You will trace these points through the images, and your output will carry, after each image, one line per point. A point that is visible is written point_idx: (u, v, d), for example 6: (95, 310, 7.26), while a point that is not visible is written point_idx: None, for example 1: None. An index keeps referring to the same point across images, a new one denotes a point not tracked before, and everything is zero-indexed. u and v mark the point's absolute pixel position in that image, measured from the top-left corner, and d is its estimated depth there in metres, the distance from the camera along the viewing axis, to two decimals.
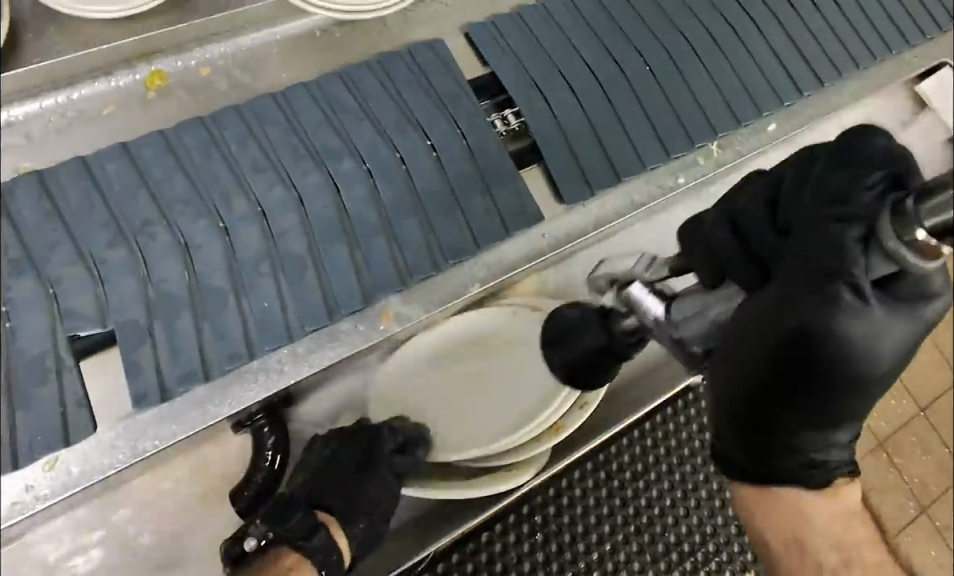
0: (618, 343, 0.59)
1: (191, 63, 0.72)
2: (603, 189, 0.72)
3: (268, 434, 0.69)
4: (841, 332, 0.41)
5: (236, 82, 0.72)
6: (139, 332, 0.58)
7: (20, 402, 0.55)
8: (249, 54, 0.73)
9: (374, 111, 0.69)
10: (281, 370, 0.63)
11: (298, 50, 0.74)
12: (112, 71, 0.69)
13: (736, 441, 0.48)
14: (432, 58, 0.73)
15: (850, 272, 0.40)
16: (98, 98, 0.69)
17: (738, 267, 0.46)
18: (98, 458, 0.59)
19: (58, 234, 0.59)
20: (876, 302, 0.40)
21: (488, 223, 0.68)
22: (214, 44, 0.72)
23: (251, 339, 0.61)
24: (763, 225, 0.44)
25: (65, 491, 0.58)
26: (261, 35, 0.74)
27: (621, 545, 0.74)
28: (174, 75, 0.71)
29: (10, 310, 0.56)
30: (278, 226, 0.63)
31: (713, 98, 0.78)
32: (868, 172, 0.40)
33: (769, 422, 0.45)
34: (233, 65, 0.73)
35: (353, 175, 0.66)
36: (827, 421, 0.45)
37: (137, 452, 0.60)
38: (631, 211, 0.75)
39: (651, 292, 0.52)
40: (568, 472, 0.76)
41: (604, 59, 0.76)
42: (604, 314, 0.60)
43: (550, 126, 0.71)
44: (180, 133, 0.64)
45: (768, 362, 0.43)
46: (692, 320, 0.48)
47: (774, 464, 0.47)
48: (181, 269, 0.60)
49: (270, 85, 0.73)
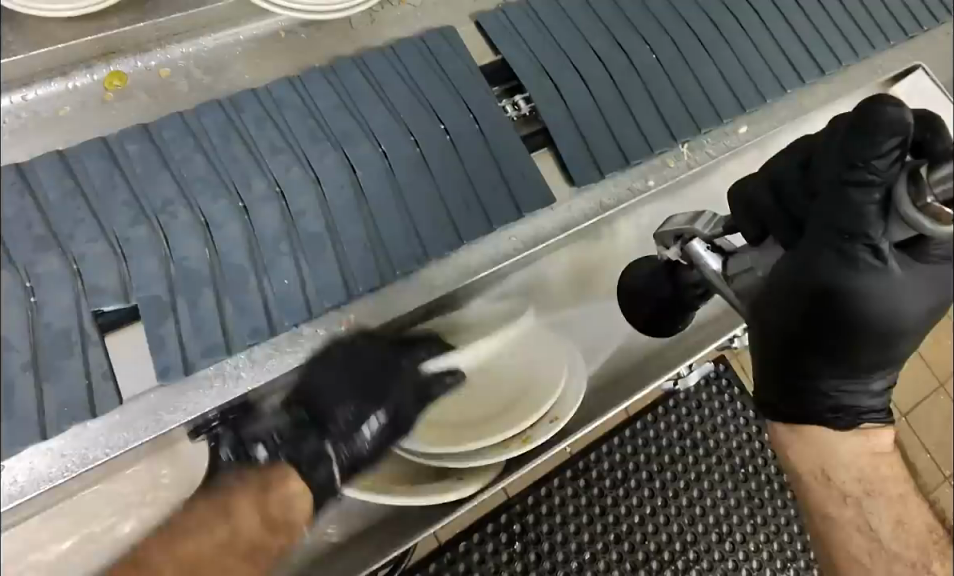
0: (686, 294, 0.64)
1: (151, 63, 0.70)
2: (613, 170, 0.74)
3: (224, 442, 0.62)
4: (863, 289, 0.47)
5: (197, 83, 0.70)
6: (164, 308, 0.60)
7: (48, 375, 0.57)
8: (212, 56, 0.71)
9: (389, 94, 0.71)
10: (236, 375, 0.63)
11: (263, 52, 0.73)
12: (69, 72, 0.67)
13: (774, 379, 0.54)
14: (444, 45, 0.75)
15: (869, 235, 0.46)
16: (54, 99, 0.66)
17: (780, 220, 0.53)
18: (44, 467, 0.57)
19: (84, 213, 0.60)
20: (896, 263, 0.47)
21: (502, 199, 0.70)
22: (176, 46, 0.71)
23: (273, 315, 0.63)
24: (797, 186, 0.52)
25: (9, 502, 0.56)
26: (220, 36, 0.72)
27: (600, 553, 0.73)
28: (133, 76, 0.69)
29: (36, 285, 0.58)
30: (297, 206, 0.65)
31: (715, 81, 0.80)
32: (883, 138, 0.44)
33: (792, 361, 0.52)
34: (195, 66, 0.71)
35: (370, 158, 0.68)
36: (845, 363, 0.50)
37: (86, 461, 0.58)
38: (597, 214, 0.75)
39: (711, 252, 0.56)
40: (547, 480, 0.75)
41: (611, 48, 0.78)
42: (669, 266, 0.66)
43: (559, 109, 0.74)
44: (198, 115, 0.66)
45: (798, 320, 0.50)
46: (744, 275, 0.54)
47: (804, 405, 0.54)
48: (203, 244, 0.62)
49: (231, 86, 0.71)
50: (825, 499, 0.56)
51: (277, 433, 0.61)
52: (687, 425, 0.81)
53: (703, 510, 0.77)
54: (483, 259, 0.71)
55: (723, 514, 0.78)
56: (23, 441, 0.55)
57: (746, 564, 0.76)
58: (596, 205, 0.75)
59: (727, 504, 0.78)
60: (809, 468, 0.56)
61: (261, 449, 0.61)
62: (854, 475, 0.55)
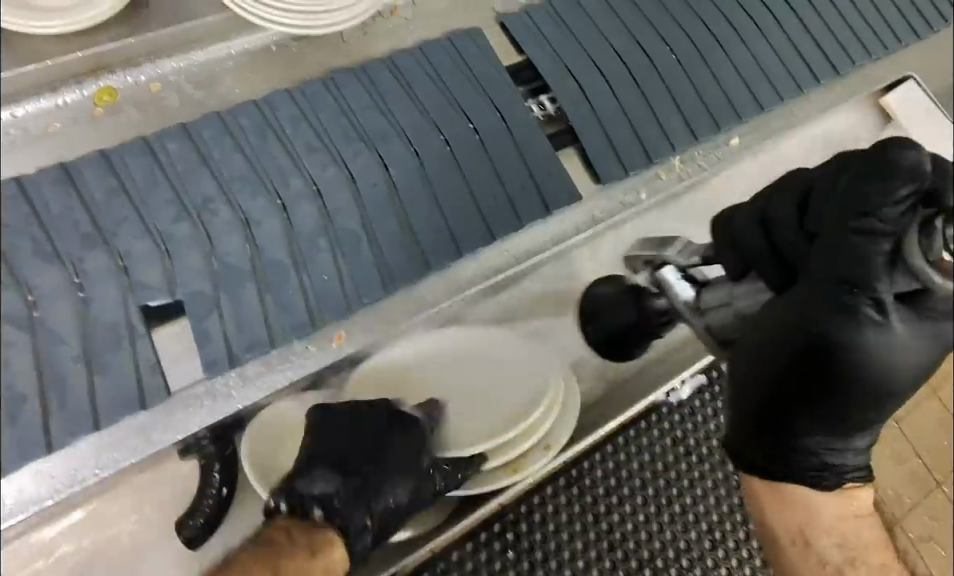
0: (651, 319, 0.67)
1: (141, 79, 0.70)
2: (635, 169, 0.76)
3: (214, 463, 0.62)
4: (863, 346, 0.46)
5: (187, 98, 0.70)
6: (208, 301, 0.62)
7: (98, 367, 0.58)
8: (202, 70, 0.72)
9: (420, 95, 0.73)
10: (226, 395, 0.62)
11: (250, 69, 0.73)
12: (58, 87, 0.67)
13: (758, 437, 0.52)
14: (474, 48, 0.77)
15: (875, 289, 0.45)
16: (42, 116, 0.66)
17: (768, 263, 0.51)
18: (31, 489, 0.57)
19: (128, 211, 0.62)
20: (897, 319, 0.46)
21: (532, 203, 0.72)
22: (167, 60, 0.71)
23: (313, 309, 0.64)
24: (791, 229, 0.50)
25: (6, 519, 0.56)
26: (211, 50, 0.72)
27: (595, 560, 0.68)
28: (123, 91, 0.69)
29: (85, 280, 0.59)
30: (333, 204, 0.67)
31: (735, 82, 0.82)
32: (898, 185, 0.43)
33: (782, 419, 0.50)
34: (185, 80, 0.71)
35: (404, 156, 0.70)
36: (836, 422, 0.49)
37: (73, 482, 0.58)
38: (589, 227, 0.75)
39: (683, 281, 0.60)
40: (540, 488, 0.69)
41: (632, 47, 0.80)
42: (637, 292, 0.69)
43: (584, 108, 0.75)
44: (235, 114, 0.68)
45: (793, 368, 0.48)
46: (718, 310, 0.55)
47: (789, 463, 0.52)
48: (244, 241, 0.64)
49: (221, 102, 0.71)
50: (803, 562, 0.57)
51: (335, 495, 0.58)
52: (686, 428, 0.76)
53: (698, 518, 0.72)
54: (474, 274, 0.71)
55: (716, 519, 0.72)
56: (78, 433, 0.56)
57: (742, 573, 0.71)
58: (588, 217, 0.75)
59: (719, 510, 0.72)
60: (788, 526, 0.58)
61: (319, 508, 0.57)
62: (835, 540, 0.56)
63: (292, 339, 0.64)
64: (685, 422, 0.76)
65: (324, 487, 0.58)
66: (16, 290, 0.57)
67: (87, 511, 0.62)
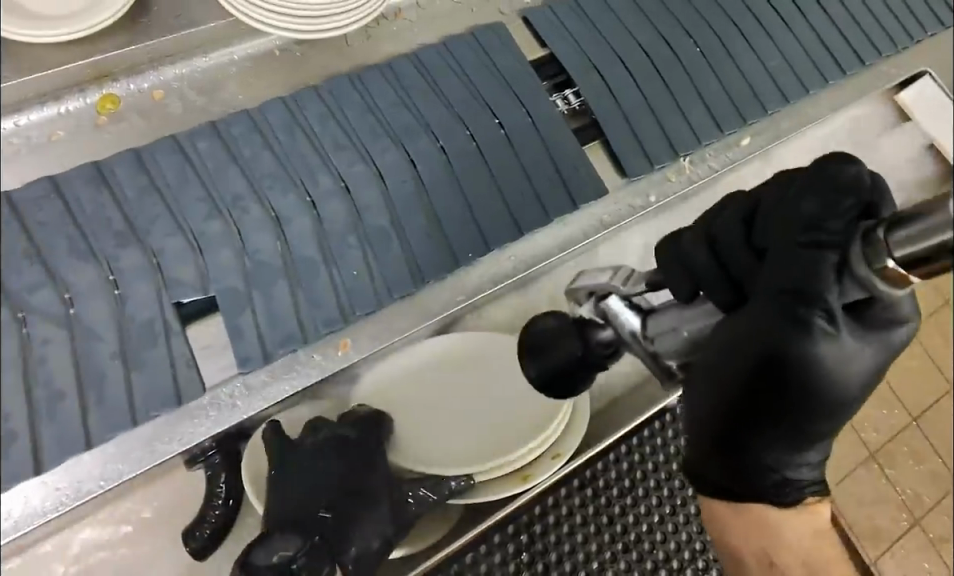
0: (595, 359, 0.49)
1: (144, 86, 0.69)
2: (662, 163, 0.75)
3: (222, 474, 0.62)
4: (817, 359, 0.39)
5: (190, 105, 0.69)
6: (240, 299, 0.61)
7: (135, 363, 0.58)
8: (206, 77, 0.71)
9: (447, 91, 0.73)
10: (232, 404, 0.61)
11: (254, 74, 0.72)
12: (61, 95, 0.67)
13: (712, 457, 0.45)
14: (500, 45, 0.76)
15: (825, 299, 0.38)
16: (46, 125, 0.66)
17: (717, 283, 0.43)
18: (39, 501, 0.56)
19: (160, 209, 0.62)
20: (847, 330, 0.39)
21: (561, 200, 0.71)
22: (169, 68, 0.70)
23: (345, 305, 0.64)
24: (738, 245, 0.42)
25: (4, 538, 0.55)
26: (214, 56, 0.72)
27: (608, 562, 0.64)
28: (126, 99, 0.68)
29: (120, 279, 0.59)
30: (361, 201, 0.66)
31: (760, 74, 0.81)
32: (844, 199, 0.38)
33: (736, 439, 0.43)
34: (189, 87, 0.70)
35: (429, 152, 0.69)
36: (794, 437, 0.43)
37: (81, 493, 0.57)
38: (599, 232, 0.73)
39: (629, 308, 0.48)
40: (554, 489, 0.66)
41: (657, 42, 0.80)
42: (581, 322, 0.50)
43: (610, 104, 0.75)
44: (263, 112, 0.68)
45: (744, 390, 0.41)
46: (666, 336, 0.45)
47: (747, 483, 0.45)
48: (275, 239, 0.63)
49: (224, 108, 0.70)
50: None
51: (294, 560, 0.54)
52: None
53: None
54: (481, 279, 0.70)
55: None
56: (118, 429, 0.56)
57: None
58: (596, 222, 0.73)
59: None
60: (752, 547, 0.53)
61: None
62: (798, 558, 0.51)
63: (324, 334, 0.63)
64: None
65: (283, 553, 0.54)
66: (51, 286, 0.57)
67: (116, 512, 0.62)
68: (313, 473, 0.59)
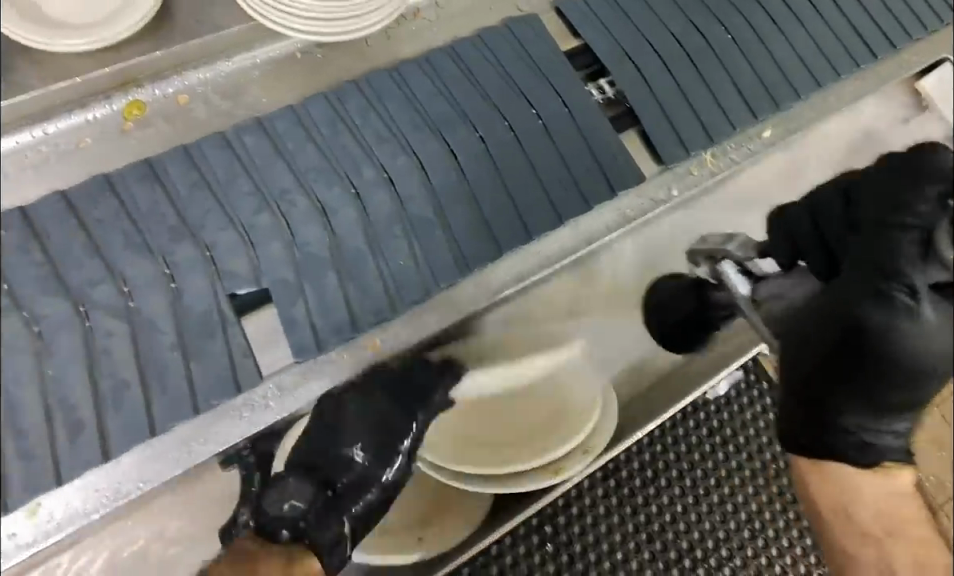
0: (709, 314, 0.69)
1: (170, 91, 0.71)
2: (698, 149, 0.76)
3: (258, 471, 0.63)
4: (897, 331, 0.46)
5: (215, 109, 0.71)
6: (292, 291, 0.63)
7: (194, 354, 0.60)
8: (230, 82, 0.72)
9: (487, 83, 0.74)
10: (265, 403, 0.62)
11: (277, 76, 0.73)
12: (88, 103, 0.68)
13: (797, 415, 0.52)
14: (535, 36, 0.78)
15: (907, 276, 0.46)
16: (75, 132, 0.67)
17: (815, 249, 0.52)
18: (80, 503, 0.57)
19: (211, 203, 0.64)
20: (931, 308, 0.46)
21: (600, 187, 0.72)
22: (192, 72, 0.71)
23: (393, 294, 0.65)
24: (835, 219, 0.51)
25: (49, 538, 0.57)
26: (237, 60, 0.73)
27: (633, 553, 0.66)
28: (152, 104, 0.70)
29: (176, 272, 0.61)
30: (406, 191, 0.68)
31: (791, 58, 0.82)
32: (934, 182, 0.45)
33: (821, 397, 0.50)
34: (213, 91, 0.72)
35: (469, 142, 0.71)
36: (872, 402, 0.49)
37: (121, 494, 0.58)
38: (623, 226, 0.74)
39: (743, 279, 0.60)
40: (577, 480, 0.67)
41: (689, 30, 0.81)
42: (702, 283, 0.68)
43: (644, 92, 0.76)
44: (306, 106, 0.70)
45: (830, 348, 0.48)
46: (774, 298, 0.56)
47: (828, 445, 0.51)
48: (321, 230, 0.65)
49: (248, 111, 0.71)
50: (845, 542, 0.54)
51: (301, 516, 0.58)
52: (726, 416, 0.73)
53: (735, 507, 0.69)
54: (505, 279, 0.70)
55: (756, 509, 0.69)
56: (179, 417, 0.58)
57: (780, 562, 0.67)
58: (618, 217, 0.74)
59: (758, 500, 0.69)
60: (829, 502, 0.54)
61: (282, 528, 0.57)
62: (870, 511, 0.52)
63: (374, 324, 0.65)
64: (725, 411, 0.73)
65: (295, 504, 0.58)
66: (111, 281, 0.59)
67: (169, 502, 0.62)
68: (337, 431, 0.63)
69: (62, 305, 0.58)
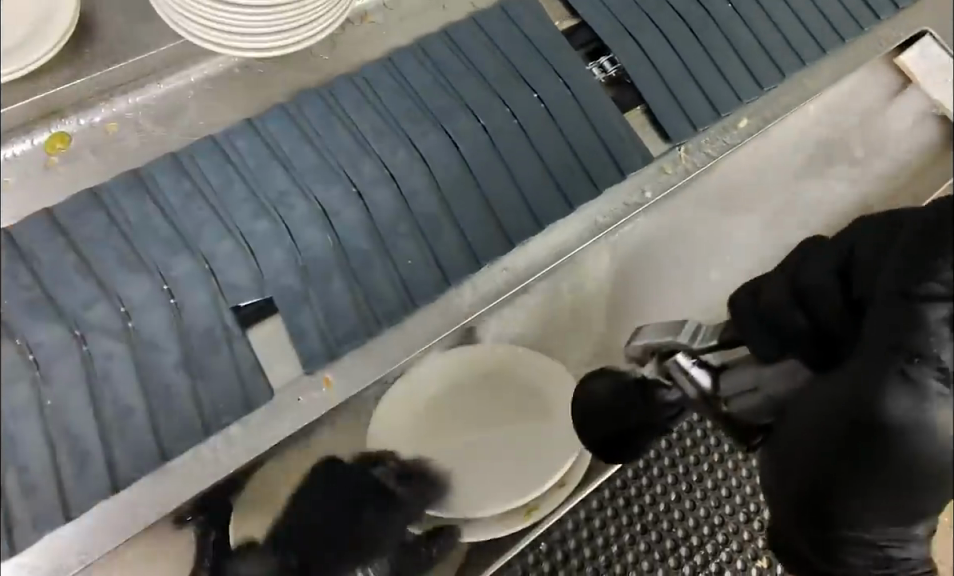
0: (657, 418, 0.56)
1: (97, 120, 0.65)
2: (705, 125, 0.73)
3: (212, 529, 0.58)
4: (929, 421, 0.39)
5: (147, 135, 0.65)
6: (297, 297, 0.60)
7: (198, 371, 0.57)
8: (163, 104, 0.66)
9: (499, 62, 0.71)
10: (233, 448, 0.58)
11: (227, 85, 0.68)
12: (6, 140, 0.62)
13: (795, 521, 0.44)
14: (529, 14, 0.73)
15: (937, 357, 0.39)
16: None
17: (806, 340, 0.46)
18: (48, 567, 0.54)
19: (206, 213, 0.60)
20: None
21: (606, 169, 0.69)
22: (122, 97, 0.66)
23: (405, 295, 0.62)
24: (837, 300, 0.44)
25: None
26: (172, 81, 0.67)
27: (628, 545, 0.63)
28: (78, 136, 0.64)
29: (174, 287, 0.57)
30: (409, 186, 0.65)
31: (791, 19, 0.78)
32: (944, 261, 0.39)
33: (831, 513, 0.42)
34: (144, 115, 0.66)
35: (468, 131, 0.67)
36: (900, 513, 0.41)
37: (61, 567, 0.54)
38: (593, 235, 0.69)
39: (699, 368, 0.52)
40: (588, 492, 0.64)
41: (688, 3, 0.77)
42: (645, 383, 0.56)
43: (648, 69, 0.73)
44: (300, 105, 0.66)
45: (833, 450, 0.41)
46: (739, 396, 0.49)
47: (841, 555, 0.44)
48: (323, 232, 0.62)
49: (186, 135, 0.65)
50: None
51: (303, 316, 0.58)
52: None
53: (729, 492, 0.66)
54: (472, 302, 0.65)
55: (747, 493, 0.67)
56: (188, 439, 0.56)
57: None
58: (590, 224, 0.69)
59: (751, 484, 0.67)
60: None
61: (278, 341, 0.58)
62: None
63: (387, 327, 0.62)
64: None
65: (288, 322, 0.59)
66: (106, 301, 0.55)
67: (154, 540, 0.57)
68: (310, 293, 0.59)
69: (58, 330, 0.54)
